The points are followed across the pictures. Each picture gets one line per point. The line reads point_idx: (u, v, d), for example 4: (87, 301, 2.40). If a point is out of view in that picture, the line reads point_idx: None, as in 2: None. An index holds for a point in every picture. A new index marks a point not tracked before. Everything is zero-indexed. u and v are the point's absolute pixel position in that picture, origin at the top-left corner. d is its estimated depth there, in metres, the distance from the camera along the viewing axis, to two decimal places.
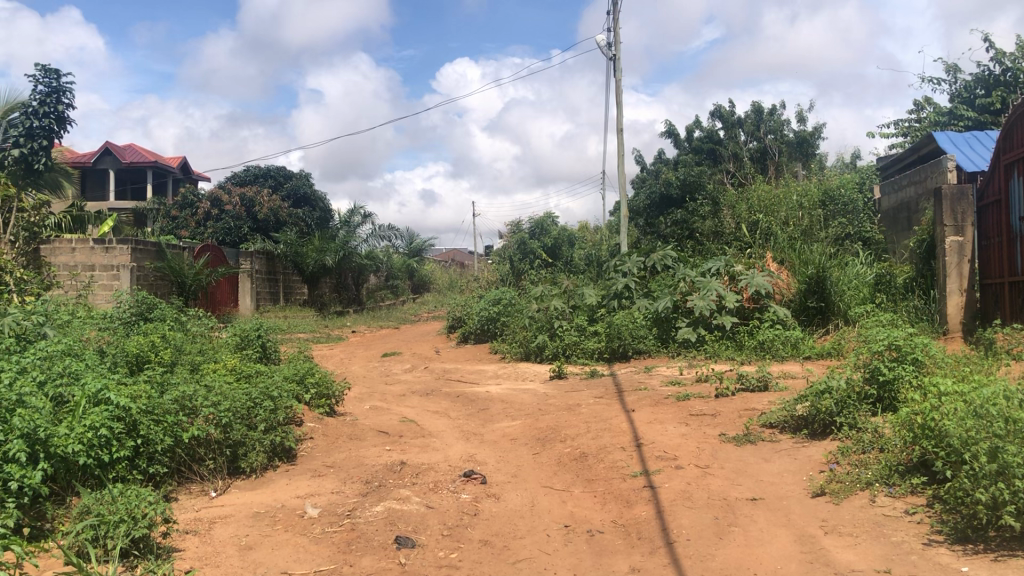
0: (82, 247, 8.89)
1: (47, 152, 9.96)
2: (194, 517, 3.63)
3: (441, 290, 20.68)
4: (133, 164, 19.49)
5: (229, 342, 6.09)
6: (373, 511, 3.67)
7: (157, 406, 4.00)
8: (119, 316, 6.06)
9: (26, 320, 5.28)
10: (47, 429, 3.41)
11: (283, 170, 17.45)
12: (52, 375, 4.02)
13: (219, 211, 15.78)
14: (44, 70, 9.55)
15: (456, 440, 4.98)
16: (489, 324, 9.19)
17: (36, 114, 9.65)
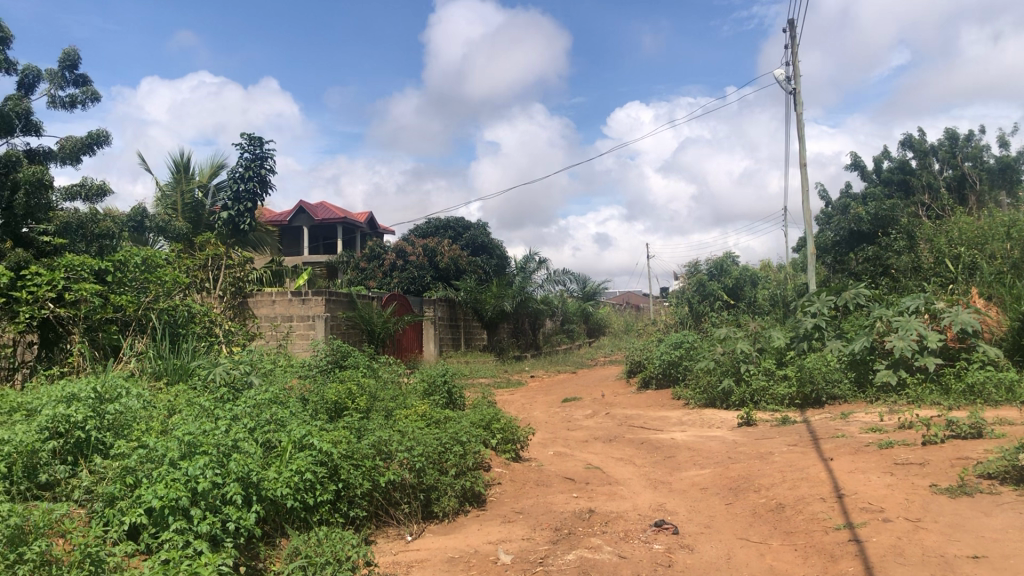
0: (282, 300, 9.41)
1: (252, 214, 10.70)
2: (393, 560, 3.74)
3: (618, 333, 20.60)
4: (324, 221, 20.69)
5: (417, 388, 6.28)
6: (566, 560, 3.65)
7: (356, 450, 4.18)
8: (316, 364, 6.40)
9: (235, 370, 5.66)
10: (259, 473, 3.64)
11: (461, 221, 18.05)
12: (261, 422, 4.28)
13: (404, 262, 16.50)
14: (249, 139, 10.33)
15: (644, 488, 4.89)
16: (672, 368, 9.04)
17: (242, 179, 10.45)
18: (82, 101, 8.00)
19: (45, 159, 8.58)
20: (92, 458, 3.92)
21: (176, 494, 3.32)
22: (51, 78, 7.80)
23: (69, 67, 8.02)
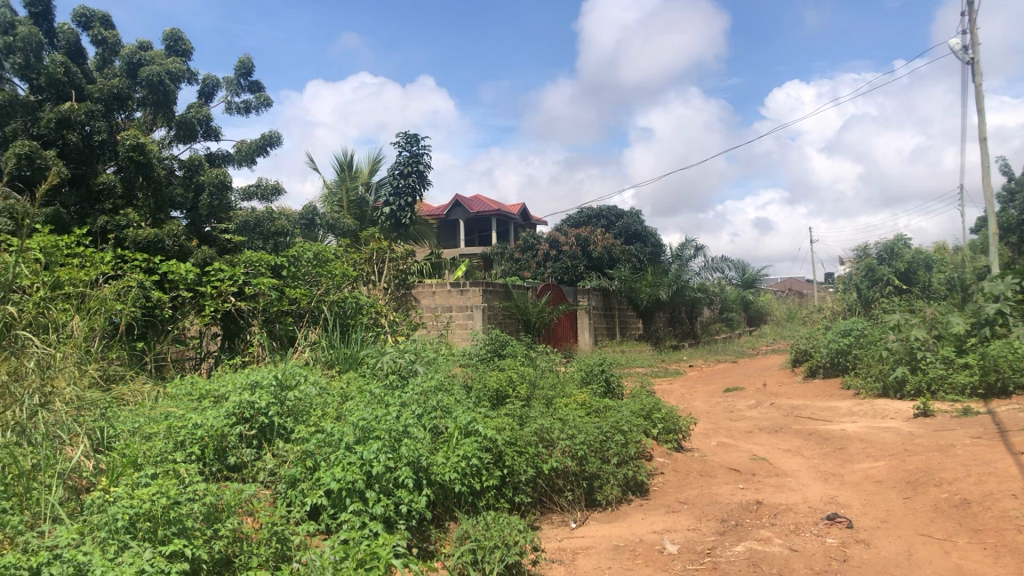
0: (441, 290, 9.74)
1: (412, 208, 11.03)
2: (558, 546, 3.79)
3: (780, 321, 19.97)
4: (479, 213, 21.04)
5: (576, 376, 6.31)
6: (734, 551, 3.58)
7: (520, 437, 4.24)
8: (476, 353, 6.53)
9: (400, 359, 5.86)
10: (428, 458, 3.76)
11: (615, 209, 17.98)
12: (428, 409, 4.42)
13: (558, 251, 16.64)
14: (407, 137, 10.66)
15: (814, 481, 4.73)
16: (840, 356, 8.68)
17: (401, 174, 10.80)
18: (256, 106, 8.47)
19: (223, 162, 9.14)
20: (274, 442, 4.15)
21: (352, 477, 3.49)
22: (228, 85, 8.29)
23: (244, 75, 8.50)
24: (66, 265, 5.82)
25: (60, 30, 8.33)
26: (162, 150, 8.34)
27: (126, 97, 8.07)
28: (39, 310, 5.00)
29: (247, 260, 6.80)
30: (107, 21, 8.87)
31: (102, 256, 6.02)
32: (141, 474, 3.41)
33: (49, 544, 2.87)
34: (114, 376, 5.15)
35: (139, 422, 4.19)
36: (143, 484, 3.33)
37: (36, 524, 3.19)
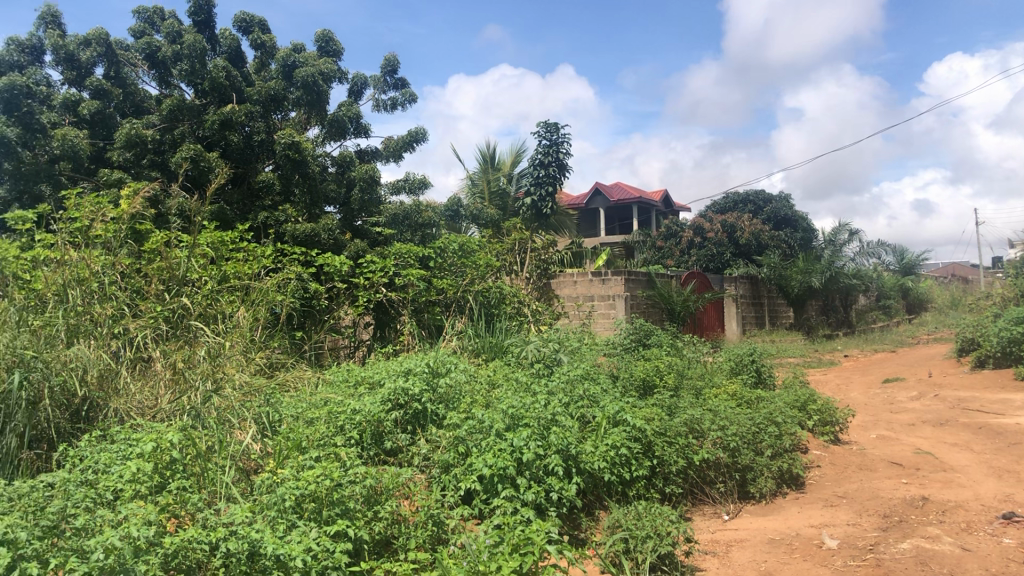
0: (583, 280, 9.73)
1: (553, 198, 11.06)
2: (712, 538, 3.72)
3: (942, 309, 18.88)
4: (621, 201, 20.89)
5: (725, 367, 6.18)
6: (900, 548, 3.42)
7: (669, 428, 4.20)
8: (621, 343, 6.49)
9: (544, 348, 5.88)
10: (577, 446, 3.77)
11: (761, 194, 17.48)
12: (574, 398, 4.43)
13: (703, 239, 16.36)
14: (545, 126, 10.70)
15: (986, 477, 4.46)
16: (1012, 346, 8.12)
17: (541, 164, 10.85)
18: (403, 102, 8.70)
19: (372, 158, 9.45)
20: (427, 428, 4.27)
21: (504, 463, 3.54)
22: (375, 83, 8.55)
23: (390, 72, 8.74)
24: (230, 259, 6.16)
25: (222, 37, 8.81)
26: (316, 148, 8.71)
27: (282, 98, 8.45)
28: (208, 303, 5.33)
29: (396, 252, 7.01)
30: (265, 27, 9.33)
31: (263, 250, 6.35)
32: (306, 457, 3.58)
33: (225, 521, 3.05)
34: (277, 363, 5.42)
35: (301, 407, 4.41)
36: (307, 467, 3.49)
37: (213, 502, 3.40)
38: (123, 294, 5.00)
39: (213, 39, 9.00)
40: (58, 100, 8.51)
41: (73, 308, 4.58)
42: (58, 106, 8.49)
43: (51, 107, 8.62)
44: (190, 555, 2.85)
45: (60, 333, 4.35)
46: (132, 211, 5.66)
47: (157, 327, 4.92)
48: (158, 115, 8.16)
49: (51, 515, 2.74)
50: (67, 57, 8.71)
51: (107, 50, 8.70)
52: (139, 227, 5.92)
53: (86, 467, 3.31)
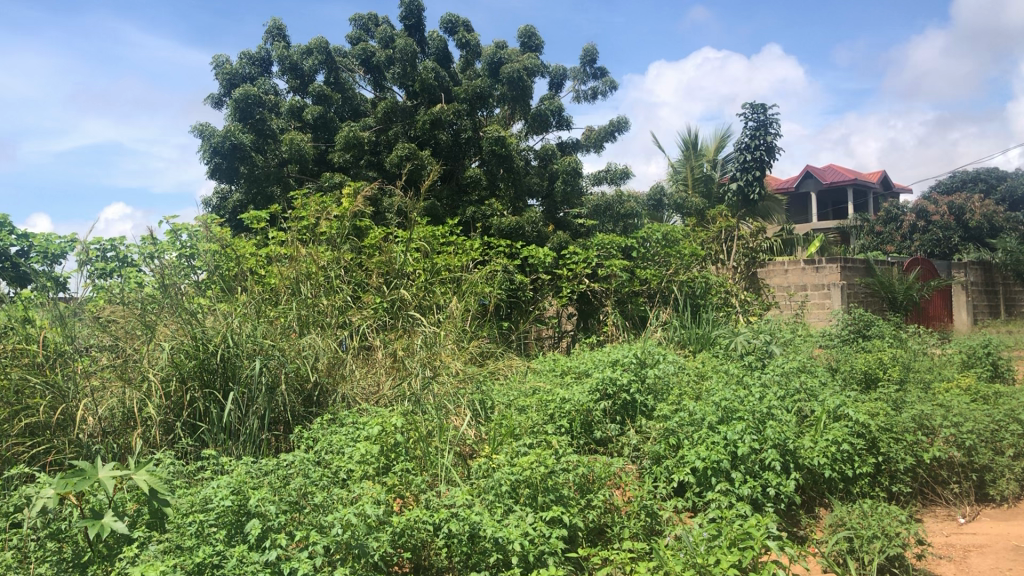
0: (794, 268, 9.37)
1: (761, 182, 10.70)
2: (946, 542, 3.47)
3: None
4: (833, 184, 19.92)
5: (957, 360, 5.74)
6: None
7: (896, 424, 3.97)
8: (838, 334, 6.18)
9: (756, 339, 5.71)
10: (795, 441, 3.64)
11: (993, 172, 16.10)
12: (791, 391, 4.28)
13: (926, 222, 15.33)
14: (751, 107, 10.37)
15: None
16: None
17: (748, 148, 10.54)
18: (604, 91, 8.70)
19: (574, 150, 9.53)
20: (637, 418, 4.25)
21: (718, 456, 3.46)
22: (576, 75, 8.60)
23: (590, 63, 8.77)
24: (441, 253, 6.41)
25: (430, 39, 9.17)
26: (520, 142, 8.91)
27: (488, 95, 8.69)
28: (421, 295, 5.58)
29: (600, 242, 7.03)
30: (469, 26, 9.61)
31: (472, 244, 6.56)
32: (521, 443, 3.67)
33: (447, 502, 3.18)
34: (488, 352, 5.58)
35: (512, 395, 4.52)
36: (521, 453, 3.57)
37: (435, 484, 3.57)
38: (347, 286, 5.33)
39: (423, 42, 9.38)
40: (285, 107, 9.18)
41: (303, 301, 4.94)
42: (286, 112, 9.14)
43: (280, 114, 9.30)
44: (416, 534, 3.00)
45: (294, 323, 4.70)
46: (353, 209, 6.02)
47: (377, 318, 5.20)
48: (373, 118, 8.64)
49: (293, 491, 2.96)
50: (293, 67, 9.35)
51: (327, 57, 9.29)
52: (359, 224, 6.28)
53: (323, 447, 3.55)
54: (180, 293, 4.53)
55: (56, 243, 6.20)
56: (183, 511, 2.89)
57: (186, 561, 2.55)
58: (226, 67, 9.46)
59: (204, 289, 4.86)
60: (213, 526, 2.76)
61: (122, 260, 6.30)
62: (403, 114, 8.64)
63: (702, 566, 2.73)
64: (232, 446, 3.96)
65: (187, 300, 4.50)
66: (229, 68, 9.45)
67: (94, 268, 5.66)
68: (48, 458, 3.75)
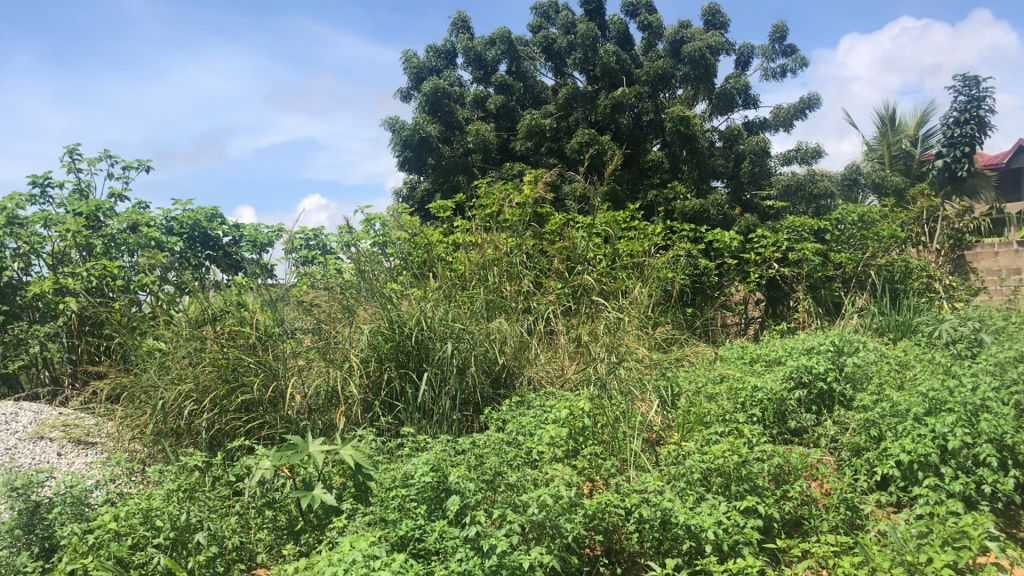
0: (1007, 252, 8.58)
1: (971, 159, 9.98)
2: None
3: None
4: None
5: None
6: None
7: None
8: None
9: (963, 326, 5.32)
10: (1014, 436, 3.36)
11: None
12: (1007, 382, 3.97)
13: None
14: (964, 79, 9.64)
15: None
16: None
17: (957, 122, 9.84)
18: (793, 68, 8.36)
19: (761, 129, 9.24)
20: (834, 408, 4.06)
21: (925, 450, 3.25)
22: (763, 53, 8.31)
23: (779, 40, 8.44)
24: (624, 238, 6.38)
25: (611, 23, 9.14)
26: (704, 123, 8.74)
27: (670, 76, 8.59)
28: (604, 280, 5.58)
29: (790, 225, 6.77)
30: (652, 6, 9.47)
31: (655, 229, 6.50)
32: (711, 431, 3.61)
33: (638, 488, 3.16)
34: (672, 339, 5.50)
35: (700, 382, 4.45)
36: (712, 441, 3.51)
37: (624, 469, 3.57)
38: (530, 272, 5.41)
39: (604, 26, 9.35)
40: (469, 97, 9.44)
41: (487, 286, 5.05)
42: (470, 102, 9.39)
43: (464, 104, 9.55)
44: (607, 517, 3.01)
45: (481, 307, 4.81)
46: (536, 196, 6.08)
47: (560, 304, 5.25)
48: (555, 104, 8.75)
49: (489, 471, 3.05)
50: (476, 57, 9.58)
51: (509, 47, 9.42)
52: (541, 211, 6.34)
53: (515, 428, 3.61)
54: (375, 279, 4.74)
55: (263, 232, 6.63)
56: (385, 486, 3.02)
57: (391, 533, 2.68)
58: (413, 60, 9.80)
59: (397, 275, 5.07)
60: (414, 501, 2.88)
61: (323, 248, 6.67)
62: (584, 99, 8.70)
63: (913, 565, 2.58)
64: (426, 425, 4.10)
65: (381, 285, 4.70)
66: (416, 62, 9.81)
67: (297, 256, 6.02)
68: (262, 432, 4.03)
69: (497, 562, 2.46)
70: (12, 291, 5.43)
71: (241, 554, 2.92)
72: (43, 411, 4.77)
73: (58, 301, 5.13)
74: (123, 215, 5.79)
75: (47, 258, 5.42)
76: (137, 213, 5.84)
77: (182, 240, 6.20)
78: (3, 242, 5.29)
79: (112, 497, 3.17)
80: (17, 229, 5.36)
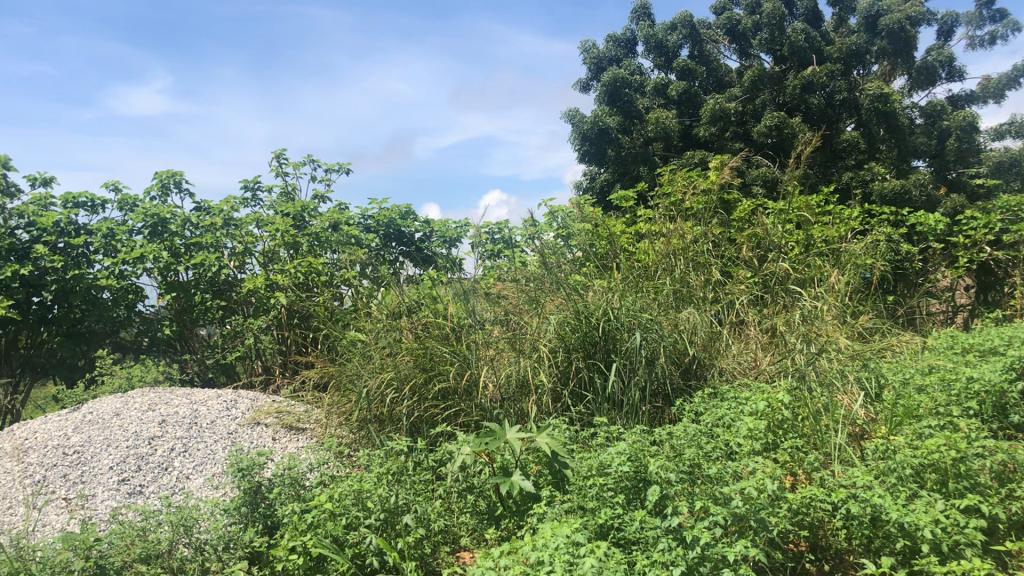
0: None
1: None
2: None
3: None
4: None
5: None
6: None
7: None
8: None
9: None
10: None
11: None
12: None
13: None
14: None
15: None
16: None
17: None
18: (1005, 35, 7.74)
19: (968, 103, 8.67)
20: None
21: None
22: (969, 21, 7.74)
23: (987, 5, 7.83)
24: (818, 223, 6.13)
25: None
26: (903, 99, 8.30)
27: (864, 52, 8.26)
28: (798, 268, 5.37)
29: (1004, 204, 6.27)
30: None
31: (851, 213, 6.23)
32: (924, 425, 3.40)
33: (845, 483, 3.01)
34: (874, 329, 5.21)
35: (909, 372, 4.20)
36: (926, 435, 3.30)
37: (828, 463, 3.42)
38: (718, 261, 5.29)
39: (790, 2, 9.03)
40: (650, 86, 9.44)
41: (675, 276, 4.98)
42: (651, 90, 9.37)
43: (644, 93, 9.57)
44: (812, 512, 2.89)
45: (668, 298, 4.74)
46: (721, 182, 5.94)
47: (752, 292, 5.11)
48: (739, 87, 8.62)
49: (687, 462, 3.01)
50: (657, 44, 9.54)
51: (690, 31, 9.34)
52: (728, 197, 6.19)
53: (712, 420, 3.55)
54: (561, 269, 4.79)
55: (452, 228, 6.84)
56: (583, 474, 3.03)
57: (591, 522, 2.70)
58: (592, 51, 9.86)
59: (582, 265, 5.10)
60: (612, 490, 2.87)
61: (508, 241, 6.79)
62: (770, 80, 8.52)
63: None
64: (615, 415, 4.07)
65: (566, 276, 4.74)
66: (596, 52, 9.87)
67: (484, 250, 6.17)
68: (458, 419, 4.15)
69: (699, 554, 2.42)
70: (229, 287, 5.90)
71: (445, 536, 3.03)
72: (258, 399, 5.11)
73: (269, 296, 5.49)
74: (325, 215, 6.14)
75: (258, 257, 5.81)
76: (337, 213, 6.19)
77: (378, 237, 6.50)
78: (220, 242, 5.78)
79: (325, 479, 3.36)
80: (233, 230, 5.87)
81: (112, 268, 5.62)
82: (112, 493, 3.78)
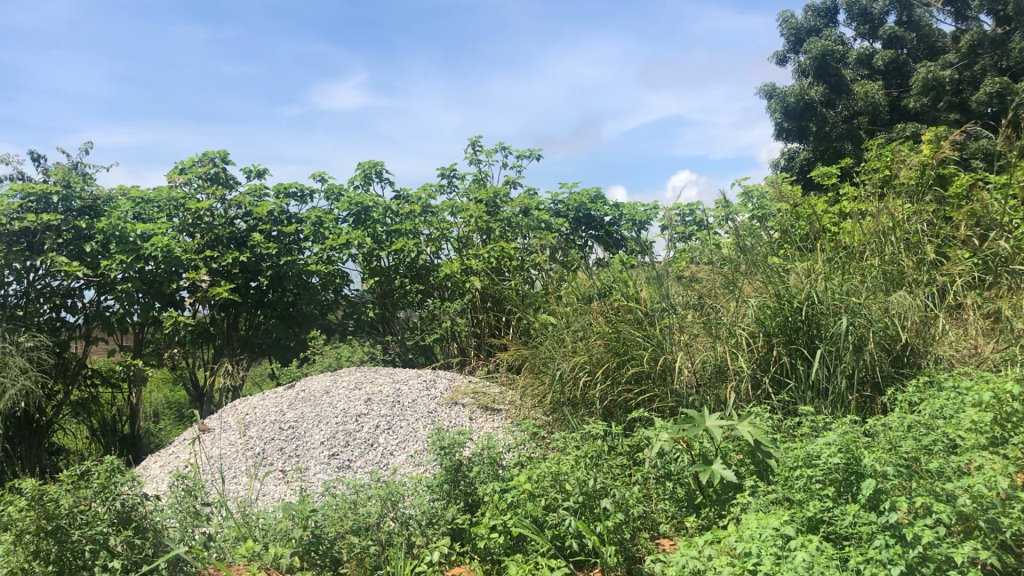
0: None
1: None
2: None
3: None
4: None
5: None
6: None
7: None
8: None
9: None
10: None
11: None
12: None
13: None
14: None
15: None
16: None
17: None
18: None
19: None
20: None
21: None
22: None
23: None
24: None
25: None
26: None
27: None
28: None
29: None
30: None
31: None
32: None
33: None
34: None
35: None
36: None
37: None
38: (932, 240, 4.92)
39: None
40: (854, 57, 9.78)
41: (883, 256, 4.69)
42: (855, 61, 9.70)
43: (846, 64, 9.85)
44: None
45: (877, 281, 4.42)
46: (936, 155, 5.53)
47: (971, 274, 4.72)
48: (956, 54, 9.42)
49: (905, 455, 2.82)
50: (862, 13, 10.08)
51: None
52: (943, 172, 5.78)
53: (930, 411, 3.31)
54: (757, 250, 4.63)
55: (641, 211, 6.75)
56: (789, 465, 2.89)
57: (799, 515, 2.58)
58: (790, 24, 10.19)
59: (780, 246, 4.91)
60: (821, 482, 2.71)
61: (700, 223, 6.62)
62: (991, 44, 9.26)
63: None
64: (819, 404, 3.87)
65: (764, 258, 4.58)
66: (794, 25, 10.20)
67: (675, 233, 6.06)
68: (652, 405, 4.06)
69: (920, 553, 2.24)
70: (426, 272, 6.14)
71: (645, 523, 2.99)
72: (456, 379, 5.27)
73: (465, 280, 5.64)
74: (515, 200, 6.23)
75: (453, 242, 6.00)
76: (528, 198, 6.27)
77: (568, 221, 6.53)
78: (418, 229, 6.01)
79: (523, 459, 3.41)
80: (430, 217, 6.08)
81: (321, 254, 5.99)
82: (323, 467, 4.02)
